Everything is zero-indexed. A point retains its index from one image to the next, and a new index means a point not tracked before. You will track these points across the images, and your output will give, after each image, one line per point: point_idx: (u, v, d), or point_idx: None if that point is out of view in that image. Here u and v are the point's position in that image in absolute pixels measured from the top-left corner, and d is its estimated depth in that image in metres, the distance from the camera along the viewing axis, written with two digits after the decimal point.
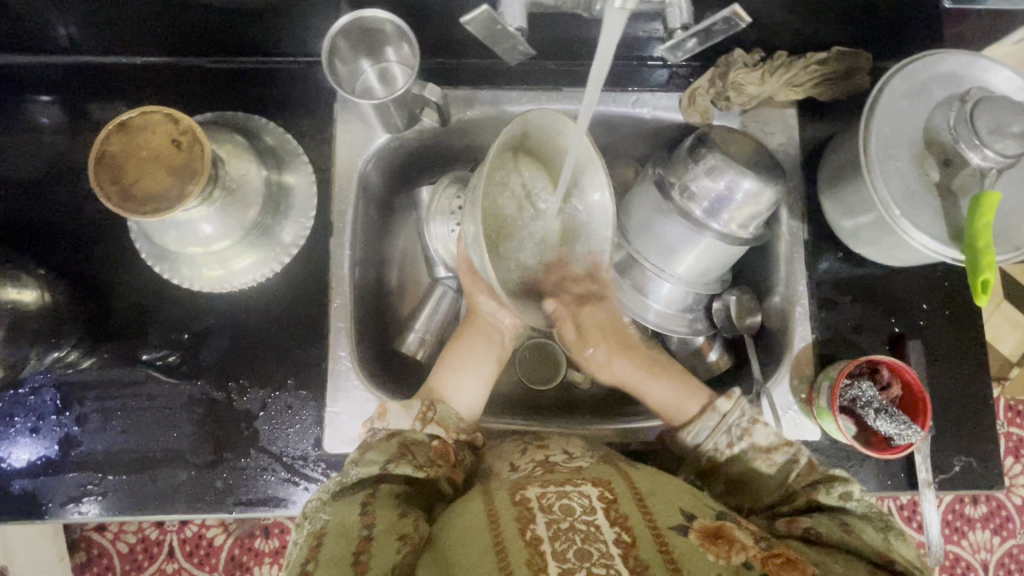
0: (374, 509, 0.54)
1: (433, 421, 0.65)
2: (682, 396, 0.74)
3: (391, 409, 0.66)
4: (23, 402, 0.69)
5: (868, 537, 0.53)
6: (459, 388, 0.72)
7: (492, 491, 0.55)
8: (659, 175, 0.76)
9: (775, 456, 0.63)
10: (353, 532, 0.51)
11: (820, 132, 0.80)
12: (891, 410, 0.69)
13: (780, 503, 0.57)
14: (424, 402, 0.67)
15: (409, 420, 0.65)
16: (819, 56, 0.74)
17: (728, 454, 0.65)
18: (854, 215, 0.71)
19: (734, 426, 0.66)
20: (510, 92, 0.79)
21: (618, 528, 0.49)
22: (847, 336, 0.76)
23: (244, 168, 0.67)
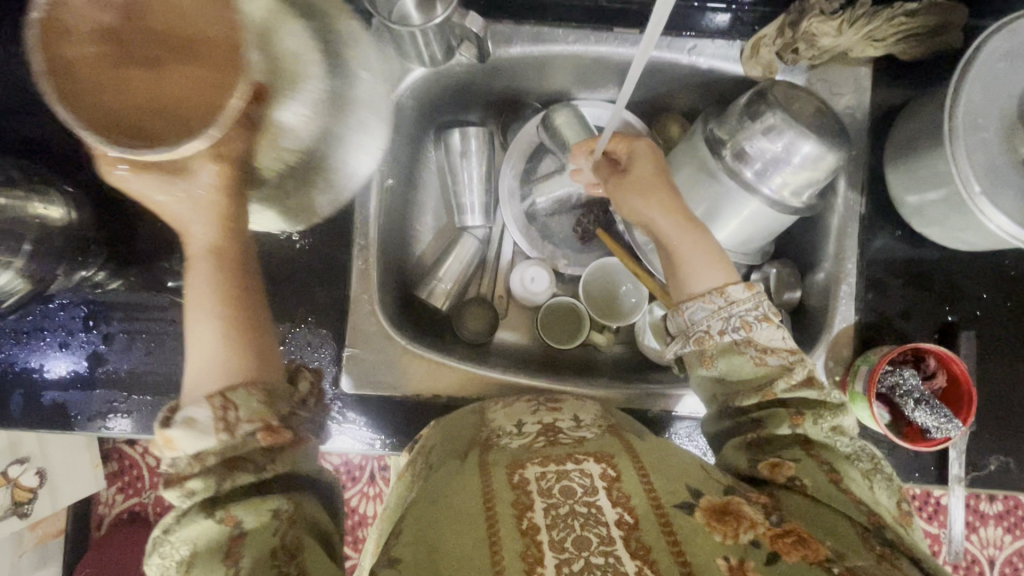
0: (230, 513, 0.47)
1: (239, 421, 0.48)
2: (713, 262, 0.61)
3: (177, 436, 0.46)
4: (53, 317, 0.69)
5: (857, 491, 0.53)
6: (208, 359, 0.50)
7: (491, 467, 0.55)
8: (710, 133, 0.71)
9: (766, 360, 0.59)
10: (219, 542, 0.47)
11: (894, 97, 0.72)
12: (932, 402, 0.65)
13: (775, 460, 0.56)
14: (215, 404, 0.47)
15: (211, 437, 0.46)
16: (907, 7, 0.65)
17: (716, 343, 0.59)
18: (921, 190, 0.65)
19: (736, 316, 0.59)
20: (556, 30, 0.73)
21: (620, 509, 0.49)
22: (894, 321, 0.71)
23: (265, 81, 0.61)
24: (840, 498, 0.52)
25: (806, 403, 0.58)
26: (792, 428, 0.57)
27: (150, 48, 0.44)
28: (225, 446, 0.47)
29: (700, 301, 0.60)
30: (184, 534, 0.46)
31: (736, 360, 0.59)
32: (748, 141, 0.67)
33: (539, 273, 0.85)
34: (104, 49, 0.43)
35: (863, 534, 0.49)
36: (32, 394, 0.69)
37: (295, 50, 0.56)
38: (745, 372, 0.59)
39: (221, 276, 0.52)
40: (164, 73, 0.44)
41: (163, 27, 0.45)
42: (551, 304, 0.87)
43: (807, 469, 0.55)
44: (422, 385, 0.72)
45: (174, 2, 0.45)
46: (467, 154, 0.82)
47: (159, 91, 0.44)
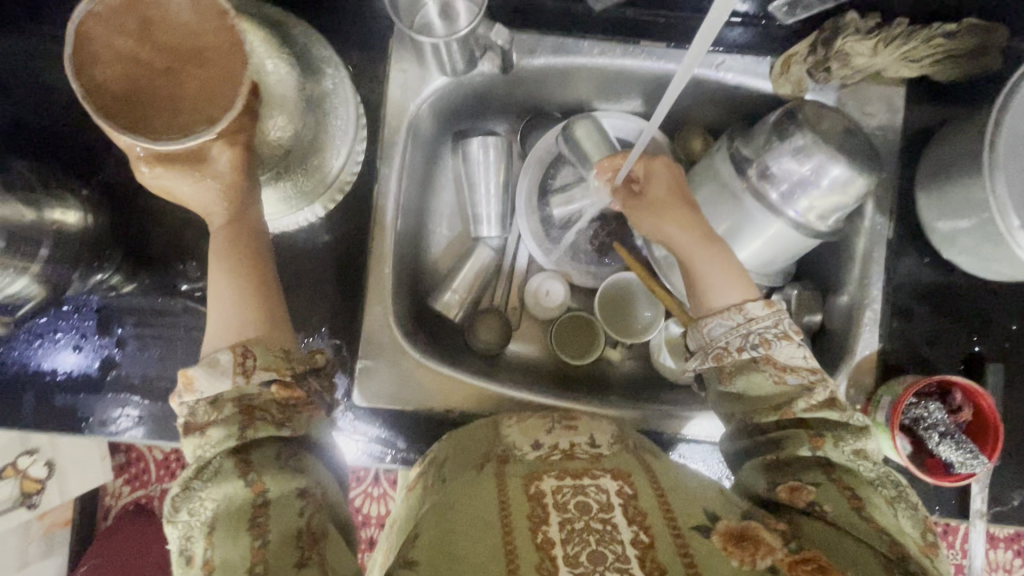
0: (258, 475, 0.48)
1: (257, 369, 0.50)
2: (728, 273, 0.60)
3: (197, 375, 0.49)
4: (65, 319, 0.69)
5: (882, 519, 0.51)
6: (226, 309, 0.53)
7: (508, 479, 0.55)
8: (736, 151, 0.69)
9: (787, 379, 0.57)
10: (242, 505, 0.47)
11: (928, 119, 0.70)
12: (957, 436, 0.64)
13: (794, 483, 0.54)
14: (235, 352, 0.50)
15: (229, 380, 0.49)
16: (946, 28, 0.63)
17: (735, 360, 0.58)
18: (952, 218, 0.63)
19: (756, 333, 0.57)
20: (581, 41, 0.71)
21: (636, 526, 0.48)
22: (919, 350, 0.69)
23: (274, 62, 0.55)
24: (863, 525, 0.50)
25: (827, 424, 0.57)
26: (811, 450, 0.56)
27: (161, 58, 0.45)
28: (237, 390, 0.50)
29: (720, 317, 0.58)
30: (213, 490, 0.47)
31: (755, 378, 0.58)
32: (772, 160, 0.65)
33: (553, 285, 0.85)
34: (124, 67, 0.45)
35: (884, 562, 0.47)
36: (43, 397, 0.69)
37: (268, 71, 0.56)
38: (765, 390, 0.58)
39: (236, 247, 0.55)
40: (175, 83, 0.45)
41: (164, 36, 0.45)
42: (565, 317, 0.85)
43: (829, 494, 0.53)
44: (434, 399, 0.71)
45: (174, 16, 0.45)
46: (483, 162, 0.80)
47: (172, 100, 0.45)
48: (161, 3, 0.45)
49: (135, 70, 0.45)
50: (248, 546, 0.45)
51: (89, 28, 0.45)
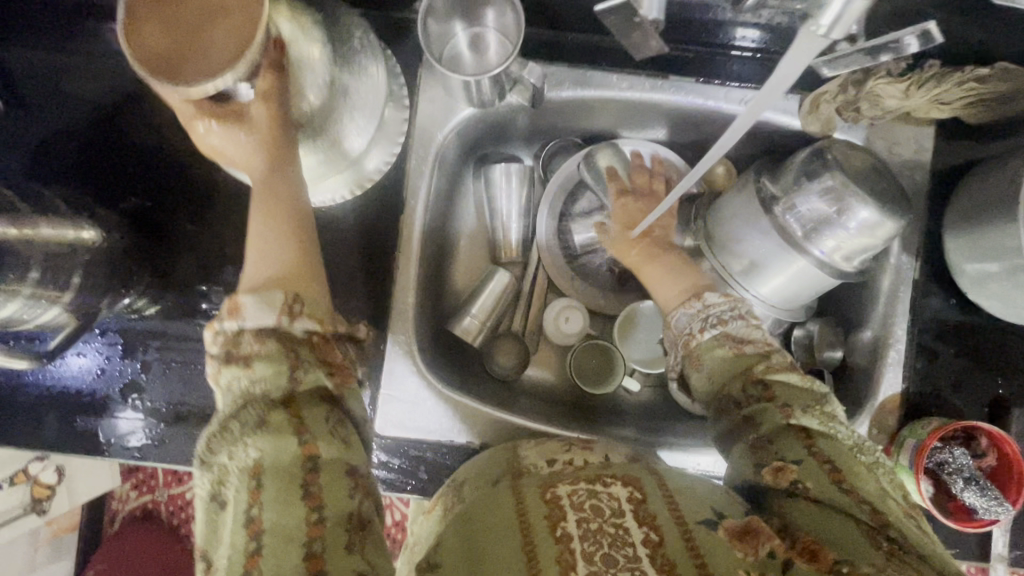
0: (313, 435, 0.44)
1: (303, 313, 0.48)
2: (674, 275, 0.66)
3: (246, 305, 0.46)
4: (90, 342, 0.69)
5: (864, 487, 0.49)
6: (265, 260, 0.50)
7: (523, 488, 0.56)
8: (763, 187, 0.69)
9: (744, 350, 0.59)
10: (292, 467, 0.42)
11: (959, 158, 0.70)
12: (981, 482, 0.63)
13: (777, 462, 0.52)
14: (285, 292, 0.48)
15: (274, 314, 0.46)
16: (979, 72, 0.63)
17: (699, 342, 0.60)
18: (983, 263, 0.63)
19: (713, 315, 0.61)
20: (609, 74, 0.71)
21: (647, 528, 0.48)
22: (943, 391, 0.69)
23: (309, 49, 0.54)
24: (840, 495, 0.48)
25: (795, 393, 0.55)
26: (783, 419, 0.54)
27: (195, 15, 0.47)
28: (280, 329, 0.47)
29: (682, 307, 0.63)
30: (261, 438, 0.43)
31: (717, 354, 0.59)
32: (800, 204, 0.65)
33: (573, 314, 0.84)
34: (160, 27, 0.46)
35: (866, 532, 0.46)
36: (66, 419, 0.69)
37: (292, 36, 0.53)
38: (727, 367, 0.58)
39: (272, 205, 0.52)
40: (209, 32, 0.46)
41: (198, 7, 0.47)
42: (583, 344, 0.85)
43: (810, 469, 0.50)
44: (454, 428, 0.71)
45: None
46: (506, 190, 0.80)
47: (206, 47, 0.46)
48: None
49: (169, 29, 0.46)
50: (305, 517, 0.40)
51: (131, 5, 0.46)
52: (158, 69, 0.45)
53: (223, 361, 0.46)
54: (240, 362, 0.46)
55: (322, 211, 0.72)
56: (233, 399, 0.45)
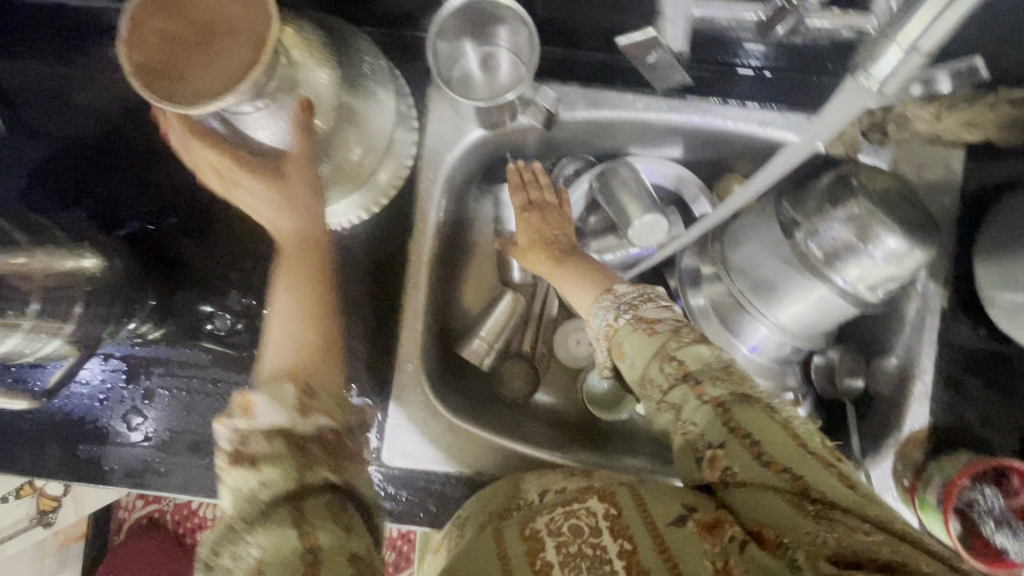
0: (313, 527, 0.41)
1: (316, 408, 0.47)
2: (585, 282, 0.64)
3: (258, 400, 0.45)
4: (93, 368, 0.68)
5: (788, 457, 0.44)
6: (281, 339, 0.49)
7: (507, 521, 0.54)
8: (785, 213, 0.66)
9: (657, 328, 0.53)
10: (295, 563, 0.39)
11: (990, 181, 0.67)
12: (1015, 525, 0.59)
13: (710, 452, 0.47)
14: (297, 385, 0.46)
15: (285, 412, 0.45)
16: (1014, 95, 0.60)
17: (620, 329, 0.55)
18: (1017, 293, 0.60)
19: (626, 303, 0.57)
20: (623, 94, 0.69)
21: (621, 539, 0.47)
22: (970, 425, 0.66)
23: (314, 71, 0.52)
24: (769, 474, 0.44)
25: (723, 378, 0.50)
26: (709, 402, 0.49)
27: (197, 32, 0.45)
28: (291, 426, 0.45)
29: (600, 303, 0.59)
30: (262, 535, 0.41)
31: (633, 339, 0.54)
32: (820, 235, 0.63)
33: (584, 336, 0.85)
34: (161, 43, 0.44)
35: (795, 501, 0.43)
36: (69, 446, 0.68)
37: (303, 62, 0.51)
38: (645, 352, 0.53)
39: (301, 269, 0.52)
40: (207, 52, 0.44)
41: (203, 18, 0.45)
42: (596, 367, 0.83)
43: (738, 454, 0.46)
44: (463, 458, 0.69)
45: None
46: None
47: (204, 67, 0.44)
48: None
49: (173, 42, 0.44)
50: None
51: (139, 15, 0.45)
52: (157, 91, 0.44)
53: (228, 458, 0.44)
54: (244, 462, 0.43)
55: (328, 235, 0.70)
56: (235, 501, 0.43)
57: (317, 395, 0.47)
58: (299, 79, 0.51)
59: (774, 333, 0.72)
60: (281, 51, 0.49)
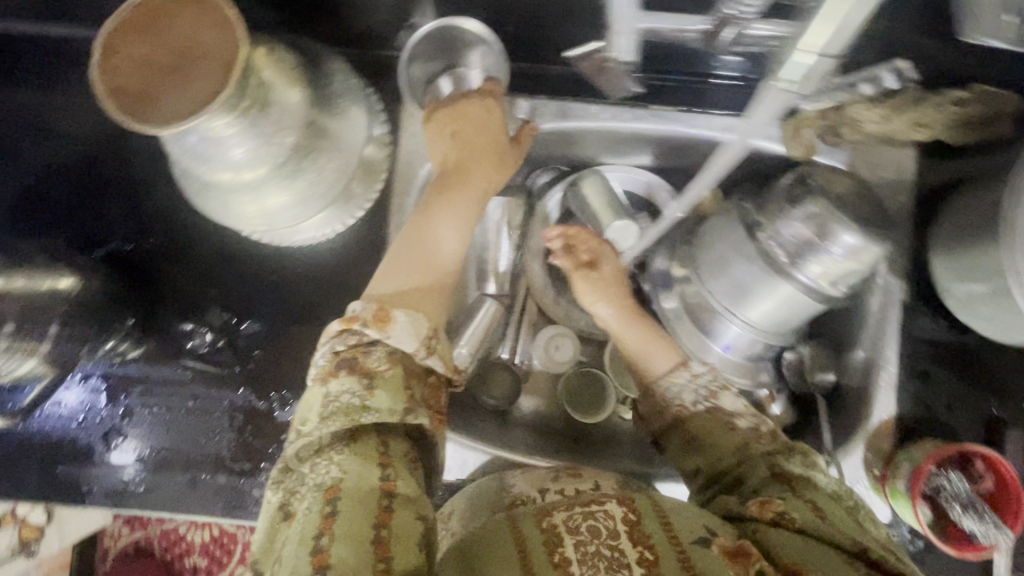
0: (394, 474, 0.50)
1: (435, 352, 0.56)
2: (653, 341, 0.69)
3: (397, 320, 0.55)
4: (71, 388, 0.68)
5: (845, 525, 0.51)
6: (398, 276, 0.59)
7: (516, 514, 0.55)
8: (747, 213, 0.69)
9: (737, 425, 0.63)
10: (373, 503, 0.48)
11: (941, 177, 0.70)
12: (978, 508, 0.62)
13: (763, 498, 0.54)
14: (432, 324, 0.56)
15: (415, 342, 0.55)
16: (957, 96, 0.63)
17: (693, 412, 0.64)
18: (970, 284, 0.62)
19: (703, 387, 0.65)
20: (590, 106, 0.72)
21: (641, 547, 0.49)
22: (937, 413, 0.68)
23: (286, 90, 0.54)
24: (829, 526, 0.50)
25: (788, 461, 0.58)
26: (771, 466, 0.58)
27: (170, 57, 0.46)
28: (413, 356, 0.55)
29: (668, 378, 0.67)
30: (346, 463, 0.50)
31: (708, 424, 0.63)
32: (785, 234, 0.65)
33: (563, 342, 0.84)
34: (136, 69, 0.46)
35: (850, 559, 0.48)
36: (48, 468, 0.67)
37: (274, 81, 0.53)
38: (723, 441, 0.62)
39: (449, 199, 0.63)
40: (183, 74, 0.46)
41: (176, 43, 0.46)
42: (575, 373, 0.84)
43: (795, 505, 0.53)
44: None
45: (188, 25, 0.46)
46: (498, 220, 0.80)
47: (180, 90, 0.46)
48: (175, 15, 0.46)
49: (148, 67, 0.46)
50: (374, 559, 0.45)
51: (112, 39, 0.46)
52: (135, 113, 0.45)
53: (342, 369, 0.54)
54: (361, 376, 0.54)
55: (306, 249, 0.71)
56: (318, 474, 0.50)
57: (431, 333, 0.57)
58: (272, 97, 0.52)
59: (746, 331, 0.74)
60: (253, 71, 0.51)
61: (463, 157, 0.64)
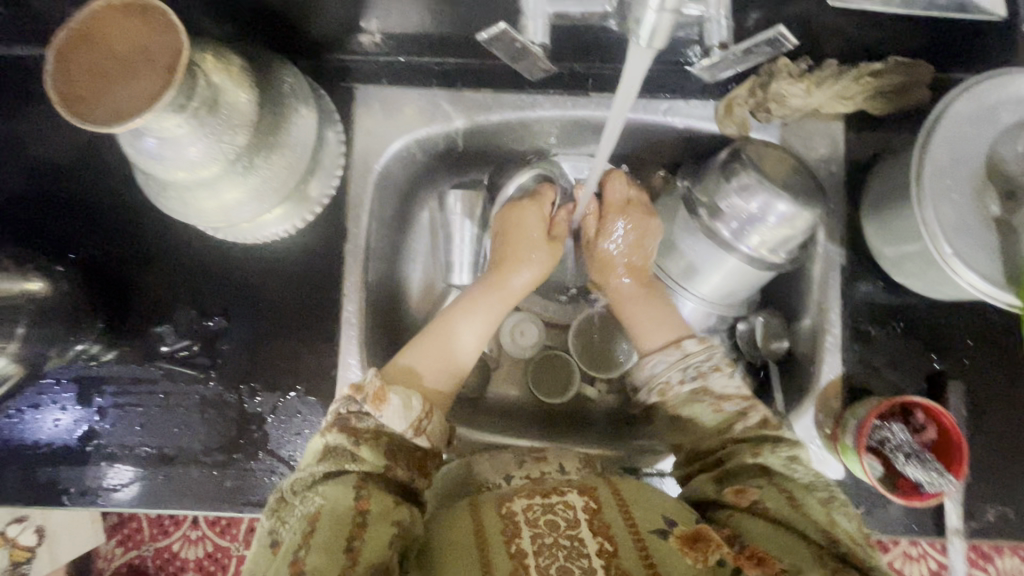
0: (368, 494, 0.54)
1: (424, 433, 0.59)
2: (661, 320, 0.70)
3: (392, 402, 0.57)
4: (47, 392, 0.70)
5: (812, 511, 0.54)
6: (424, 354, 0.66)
7: (478, 501, 0.58)
8: (688, 192, 0.72)
9: (724, 407, 0.64)
10: (346, 517, 0.52)
11: (869, 147, 0.73)
12: (922, 456, 0.64)
13: (741, 485, 0.57)
14: (424, 405, 0.59)
15: (405, 423, 0.58)
16: (872, 67, 0.67)
17: (677, 392, 0.65)
18: (898, 244, 0.66)
19: (692, 366, 0.65)
20: (534, 97, 0.75)
21: (600, 538, 0.52)
22: (880, 371, 0.71)
23: (235, 92, 0.57)
24: (802, 519, 0.53)
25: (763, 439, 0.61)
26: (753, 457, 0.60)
27: (118, 62, 0.50)
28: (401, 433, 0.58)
29: (661, 354, 0.67)
30: (329, 487, 0.54)
31: (697, 408, 0.64)
32: (726, 208, 0.68)
33: (527, 327, 0.87)
34: (88, 75, 0.50)
35: (818, 552, 0.50)
36: (25, 470, 0.70)
37: (223, 83, 0.56)
38: (706, 420, 0.64)
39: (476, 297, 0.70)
40: (134, 78, 0.50)
41: (123, 50, 0.50)
42: (540, 357, 0.87)
43: (770, 493, 0.56)
44: None
45: (133, 31, 0.50)
46: (459, 219, 0.81)
47: (129, 92, 0.50)
48: (121, 22, 0.50)
49: (98, 73, 0.50)
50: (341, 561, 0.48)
51: (64, 47, 0.49)
52: (94, 117, 0.49)
53: (335, 426, 0.57)
54: (351, 434, 0.56)
55: (269, 248, 0.74)
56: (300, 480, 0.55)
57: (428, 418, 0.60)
58: (222, 98, 0.56)
59: (700, 306, 0.77)
60: (201, 73, 0.54)
61: (511, 240, 0.71)
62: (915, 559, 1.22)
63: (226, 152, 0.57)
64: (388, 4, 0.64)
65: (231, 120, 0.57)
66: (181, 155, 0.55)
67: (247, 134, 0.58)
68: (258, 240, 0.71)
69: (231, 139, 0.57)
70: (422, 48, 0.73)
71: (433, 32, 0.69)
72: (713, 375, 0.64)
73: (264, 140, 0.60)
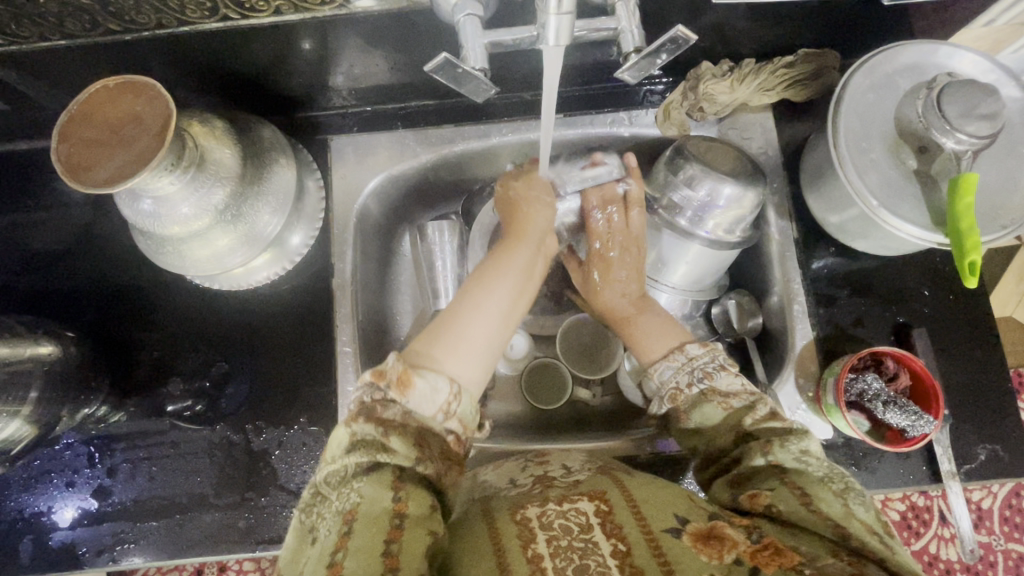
0: (406, 495, 0.53)
1: (454, 416, 0.59)
2: (659, 331, 0.72)
3: (417, 387, 0.57)
4: (59, 457, 0.73)
5: (829, 509, 0.52)
6: (461, 347, 0.62)
7: (493, 514, 0.59)
8: (642, 192, 0.77)
9: (732, 403, 0.63)
10: (383, 521, 0.51)
11: (798, 131, 0.81)
12: (899, 401, 0.67)
13: (753, 489, 0.56)
14: (451, 388, 0.59)
15: (432, 407, 0.58)
16: (784, 60, 0.75)
17: (687, 396, 0.66)
18: (839, 211, 0.72)
19: (698, 368, 0.66)
20: (493, 125, 0.83)
21: (614, 539, 0.53)
22: (848, 330, 0.75)
23: (220, 150, 0.64)
24: (809, 517, 0.52)
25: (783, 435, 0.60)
26: (765, 458, 0.58)
27: (113, 135, 0.57)
28: (429, 420, 0.58)
29: (666, 361, 0.69)
30: (364, 483, 0.53)
31: (707, 410, 0.64)
32: (681, 200, 0.72)
33: (517, 338, 0.91)
34: (87, 147, 0.56)
35: (831, 549, 0.49)
36: (41, 537, 0.71)
37: (209, 145, 0.63)
38: (717, 420, 0.63)
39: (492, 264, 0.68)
40: (128, 145, 0.56)
41: (119, 123, 0.57)
42: (531, 366, 0.90)
43: (780, 492, 0.54)
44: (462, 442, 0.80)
45: (128, 105, 0.57)
46: (440, 244, 0.85)
47: (125, 159, 0.56)
48: (119, 99, 0.57)
49: (97, 145, 0.56)
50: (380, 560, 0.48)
51: (70, 127, 0.56)
52: (92, 180, 0.55)
53: (360, 416, 0.56)
54: (377, 423, 0.56)
55: (264, 292, 0.79)
56: (324, 471, 0.55)
57: (458, 402, 0.60)
58: (208, 157, 0.62)
59: (673, 295, 0.80)
60: (189, 138, 0.61)
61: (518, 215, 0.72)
62: (949, 541, 1.20)
63: (212, 205, 0.63)
64: (349, 60, 0.71)
65: (219, 178, 0.63)
66: (174, 211, 0.62)
67: (235, 188, 0.65)
68: (249, 287, 0.76)
69: (215, 194, 0.63)
70: (386, 97, 0.81)
71: (394, 80, 0.77)
72: (718, 376, 0.65)
73: (245, 191, 0.66)
